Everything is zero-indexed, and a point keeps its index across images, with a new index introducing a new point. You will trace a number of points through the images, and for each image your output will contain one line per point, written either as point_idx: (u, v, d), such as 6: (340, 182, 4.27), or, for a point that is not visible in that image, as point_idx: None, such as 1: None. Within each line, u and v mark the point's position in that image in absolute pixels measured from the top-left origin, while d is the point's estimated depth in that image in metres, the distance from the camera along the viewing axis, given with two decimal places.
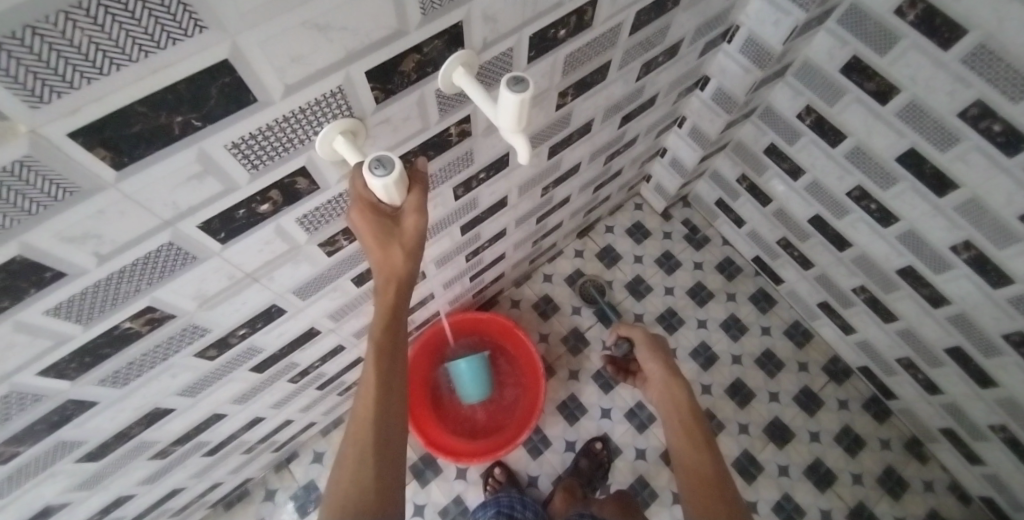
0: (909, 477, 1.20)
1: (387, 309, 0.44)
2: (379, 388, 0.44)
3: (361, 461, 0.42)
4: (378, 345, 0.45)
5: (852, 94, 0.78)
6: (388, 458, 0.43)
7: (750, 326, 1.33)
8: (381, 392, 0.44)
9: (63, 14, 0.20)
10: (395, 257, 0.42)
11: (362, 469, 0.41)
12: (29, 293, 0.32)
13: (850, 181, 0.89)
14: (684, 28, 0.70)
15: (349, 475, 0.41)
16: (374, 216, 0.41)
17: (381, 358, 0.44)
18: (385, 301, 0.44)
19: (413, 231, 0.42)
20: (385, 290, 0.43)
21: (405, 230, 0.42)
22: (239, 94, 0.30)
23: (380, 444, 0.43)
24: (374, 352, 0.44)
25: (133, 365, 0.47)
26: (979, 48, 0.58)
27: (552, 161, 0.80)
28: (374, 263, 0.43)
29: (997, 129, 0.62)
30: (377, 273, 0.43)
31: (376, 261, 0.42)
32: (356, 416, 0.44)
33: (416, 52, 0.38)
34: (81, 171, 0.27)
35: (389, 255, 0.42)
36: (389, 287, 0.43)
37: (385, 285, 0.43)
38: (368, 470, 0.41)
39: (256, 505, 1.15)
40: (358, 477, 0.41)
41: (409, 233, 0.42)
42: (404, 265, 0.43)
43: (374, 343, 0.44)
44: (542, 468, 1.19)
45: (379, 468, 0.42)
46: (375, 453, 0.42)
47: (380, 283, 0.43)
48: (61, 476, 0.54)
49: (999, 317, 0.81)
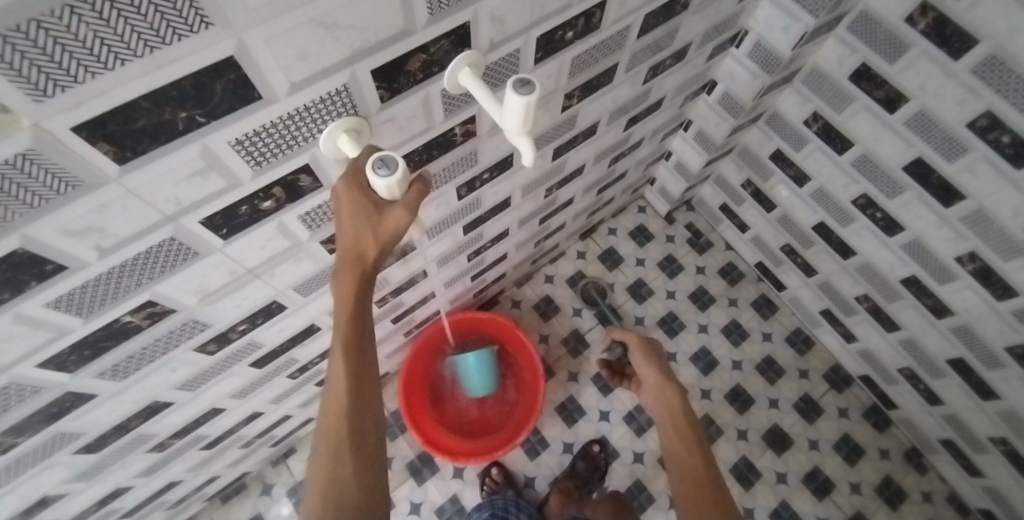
0: (907, 487, 1.20)
1: (353, 298, 0.42)
2: (352, 385, 0.42)
3: (341, 460, 0.41)
4: (345, 335, 0.43)
5: (860, 101, 0.77)
6: (367, 457, 0.42)
7: (751, 332, 1.32)
8: (354, 390, 0.42)
9: (69, 8, 0.20)
10: (368, 243, 0.41)
11: (341, 467, 0.41)
12: (31, 285, 0.32)
13: (856, 189, 0.88)
14: (692, 32, 0.70)
15: (329, 472, 0.41)
16: (360, 209, 0.40)
17: (350, 349, 0.43)
18: (357, 289, 0.43)
19: (396, 223, 0.40)
20: (346, 269, 0.42)
21: (383, 221, 0.40)
22: (243, 91, 0.30)
23: (359, 444, 0.42)
24: (340, 346, 0.43)
25: (133, 359, 0.47)
26: (990, 59, 0.57)
27: (557, 162, 0.80)
28: (340, 244, 0.42)
29: (1005, 140, 0.62)
30: (344, 256, 0.41)
31: (347, 246, 0.41)
32: (328, 413, 0.42)
33: (423, 52, 0.38)
34: (83, 165, 0.27)
35: (362, 238, 0.41)
36: (351, 268, 0.42)
37: (347, 264, 0.42)
38: (349, 469, 0.41)
39: (253, 498, 1.15)
40: (337, 475, 0.41)
41: (390, 225, 0.40)
42: (376, 251, 0.42)
43: (341, 335, 0.43)
44: (539, 469, 1.19)
45: (359, 467, 0.41)
46: (354, 452, 0.42)
47: (345, 268, 0.42)
48: (59, 467, 0.54)
49: (1004, 329, 0.80)
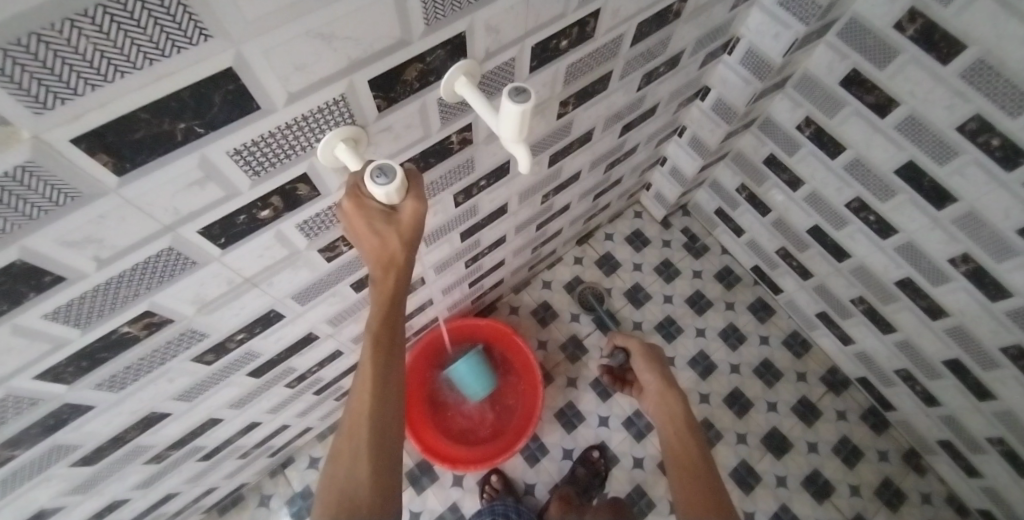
0: (907, 489, 1.20)
1: (385, 298, 0.43)
2: (374, 385, 0.43)
3: (357, 458, 0.42)
4: (374, 338, 0.44)
5: (851, 106, 0.78)
6: (384, 459, 0.42)
7: (749, 336, 1.33)
8: (376, 390, 0.43)
9: (69, 22, 0.20)
10: (392, 243, 0.40)
11: (357, 467, 0.41)
12: (29, 296, 0.32)
13: (849, 193, 0.89)
14: (685, 40, 0.71)
15: (344, 470, 0.42)
16: (374, 215, 0.40)
17: (376, 350, 0.43)
18: (383, 289, 0.43)
19: (412, 223, 0.40)
20: (379, 276, 0.42)
21: (399, 225, 0.40)
22: (242, 102, 0.30)
23: (374, 446, 0.42)
24: (370, 348, 0.43)
25: (130, 369, 0.47)
26: (978, 63, 0.58)
27: (553, 169, 0.81)
28: (364, 248, 0.42)
29: (995, 143, 0.63)
30: (371, 261, 0.42)
31: (370, 250, 0.41)
32: (349, 414, 0.43)
33: (419, 62, 0.39)
34: (82, 177, 0.27)
35: (382, 239, 0.40)
36: (382, 271, 0.42)
37: (380, 270, 0.42)
38: (366, 467, 0.41)
39: (251, 510, 1.14)
40: (354, 474, 0.41)
41: (406, 226, 0.40)
42: (402, 252, 0.41)
43: (370, 336, 0.43)
44: (539, 476, 1.19)
45: (375, 468, 0.42)
46: (370, 453, 0.42)
47: (378, 273, 0.42)
48: (55, 480, 0.53)
49: (998, 330, 0.81)
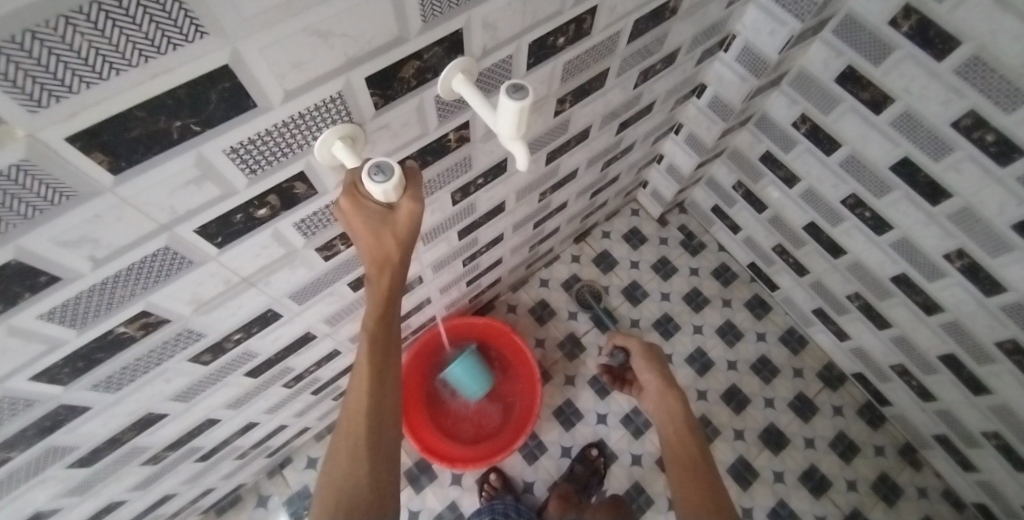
0: (902, 483, 1.21)
1: (381, 297, 0.43)
2: (372, 385, 0.43)
3: (355, 457, 0.42)
4: (371, 337, 0.44)
5: (846, 103, 0.78)
6: (382, 458, 0.43)
7: (745, 333, 1.33)
8: (374, 389, 0.43)
9: (64, 19, 0.20)
10: (389, 242, 0.40)
11: (355, 466, 0.42)
12: (25, 296, 0.32)
13: (845, 189, 0.89)
14: (682, 36, 0.71)
15: (342, 469, 0.42)
16: (370, 213, 0.40)
17: (373, 349, 0.43)
18: (380, 288, 0.43)
19: (409, 222, 0.40)
20: (376, 274, 0.42)
21: (396, 223, 0.40)
22: (239, 99, 0.30)
23: (373, 445, 0.42)
24: (367, 347, 0.43)
25: (127, 370, 0.46)
26: (973, 59, 0.59)
27: (551, 167, 0.81)
28: (360, 246, 0.41)
29: (989, 139, 0.63)
30: (367, 260, 0.41)
31: (366, 249, 0.41)
32: (347, 412, 0.43)
33: (416, 59, 0.38)
34: (77, 175, 0.27)
35: (379, 238, 0.40)
36: (378, 269, 0.42)
37: (377, 269, 0.42)
38: (364, 466, 0.42)
39: (249, 511, 1.14)
40: (352, 472, 0.41)
41: (403, 224, 0.40)
42: (399, 251, 0.41)
43: (366, 335, 0.43)
44: (538, 474, 1.19)
45: (373, 467, 0.42)
46: (368, 451, 0.42)
47: (375, 271, 0.42)
48: (51, 482, 0.53)
49: (993, 325, 0.81)
